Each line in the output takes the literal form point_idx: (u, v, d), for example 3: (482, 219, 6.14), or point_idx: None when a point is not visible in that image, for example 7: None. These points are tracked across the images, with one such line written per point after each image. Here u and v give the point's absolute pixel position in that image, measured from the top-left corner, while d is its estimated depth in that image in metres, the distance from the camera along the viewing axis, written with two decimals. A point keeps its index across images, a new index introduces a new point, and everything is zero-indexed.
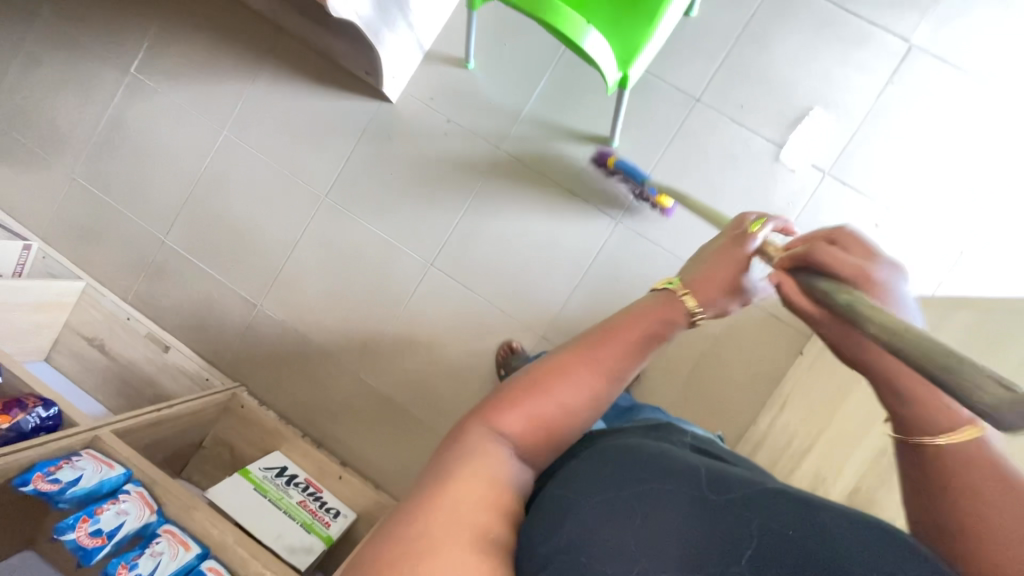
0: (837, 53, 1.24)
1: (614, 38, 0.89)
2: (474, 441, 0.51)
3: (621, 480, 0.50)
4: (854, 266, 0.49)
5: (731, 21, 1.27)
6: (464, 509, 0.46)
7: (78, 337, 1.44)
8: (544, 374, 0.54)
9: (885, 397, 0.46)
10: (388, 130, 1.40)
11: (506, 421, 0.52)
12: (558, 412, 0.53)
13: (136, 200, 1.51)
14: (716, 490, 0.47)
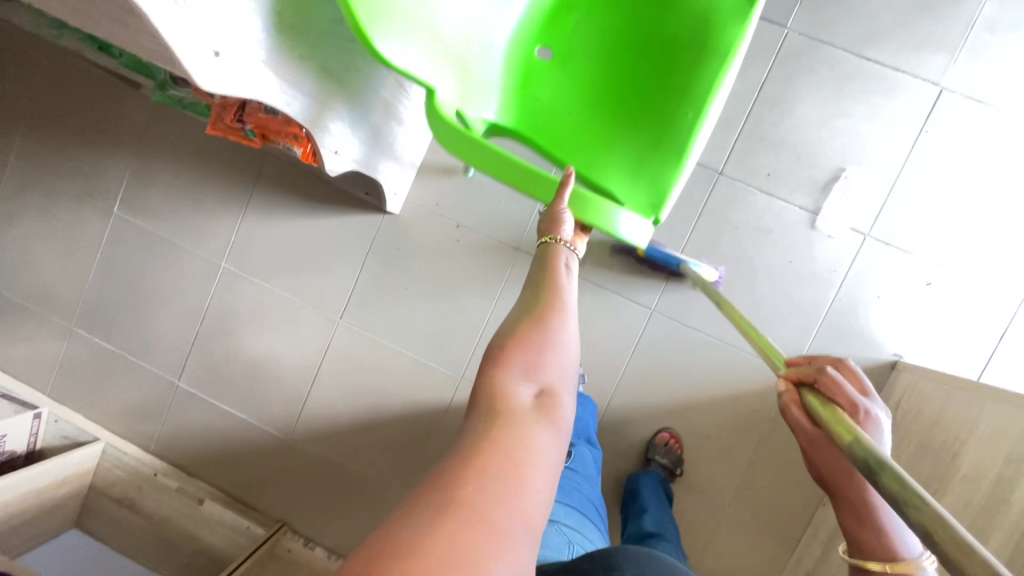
0: (862, 107, 1.16)
1: (638, 182, 0.84)
2: (488, 392, 0.46)
3: None
4: (856, 399, 0.53)
5: (744, 86, 1.19)
6: (500, 455, 0.40)
7: (107, 499, 1.39)
8: (519, 314, 0.54)
9: (848, 520, 0.51)
10: (396, 243, 1.33)
11: (511, 365, 0.48)
12: (551, 345, 0.51)
13: (142, 346, 1.44)
14: None
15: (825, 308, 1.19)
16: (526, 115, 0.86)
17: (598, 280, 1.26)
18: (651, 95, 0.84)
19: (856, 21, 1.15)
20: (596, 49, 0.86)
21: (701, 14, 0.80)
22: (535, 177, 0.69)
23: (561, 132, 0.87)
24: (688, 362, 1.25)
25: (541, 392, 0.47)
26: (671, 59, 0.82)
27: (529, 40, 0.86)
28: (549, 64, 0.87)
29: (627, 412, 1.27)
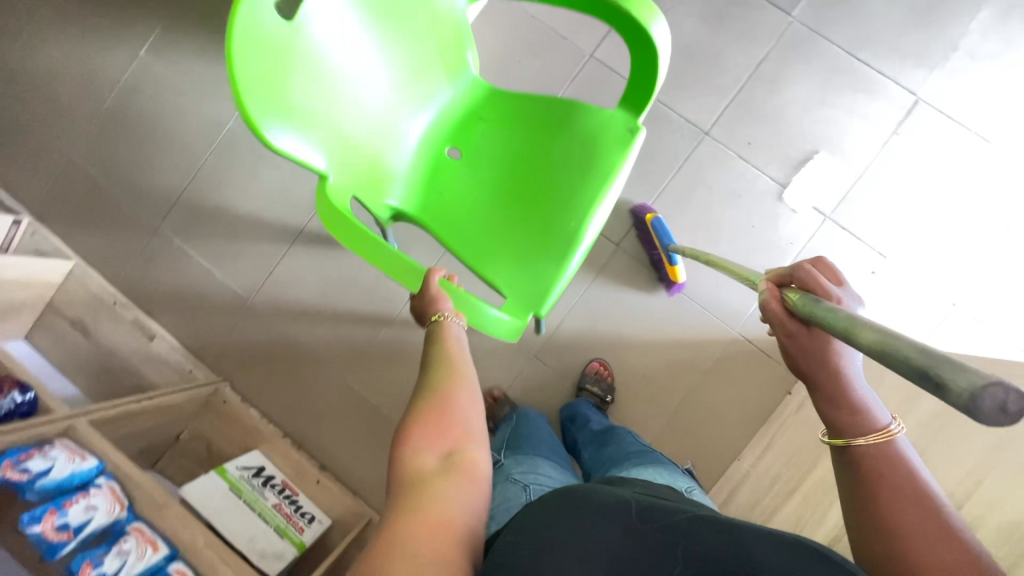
0: (844, 100, 1.26)
1: (523, 278, 0.89)
2: (400, 471, 0.55)
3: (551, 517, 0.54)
4: (835, 292, 0.55)
5: (743, 61, 1.29)
6: (421, 520, 0.49)
7: (62, 319, 1.42)
8: (426, 388, 0.64)
9: (826, 408, 0.57)
10: None
11: (422, 438, 0.58)
12: (454, 408, 0.61)
13: (133, 185, 1.48)
14: (644, 519, 0.54)
15: None
16: (425, 206, 0.93)
17: None
18: (542, 203, 0.91)
19: (854, 23, 1.26)
20: (495, 160, 0.94)
21: (586, 137, 0.91)
22: (400, 267, 0.74)
23: (456, 222, 0.92)
24: (640, 302, 1.31)
25: (442, 453, 0.57)
26: (560, 174, 0.92)
27: (436, 143, 0.95)
28: (452, 164, 0.95)
29: (574, 338, 1.33)
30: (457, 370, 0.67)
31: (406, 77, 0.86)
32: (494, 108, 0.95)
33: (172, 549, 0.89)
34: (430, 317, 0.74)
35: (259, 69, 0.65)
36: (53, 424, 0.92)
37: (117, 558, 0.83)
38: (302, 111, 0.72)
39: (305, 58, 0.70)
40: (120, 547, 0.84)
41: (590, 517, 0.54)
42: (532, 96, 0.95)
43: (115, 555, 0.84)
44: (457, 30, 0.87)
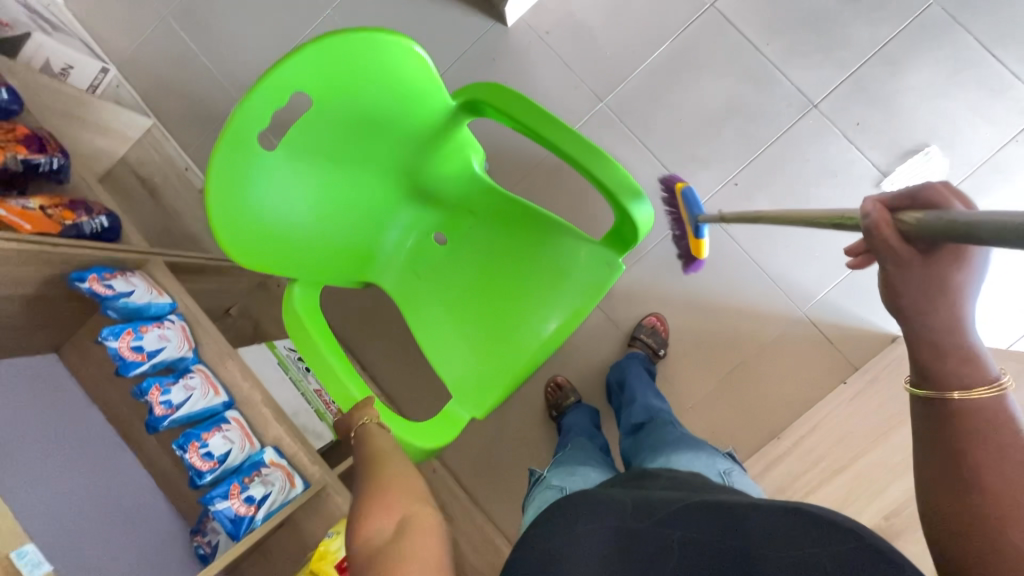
0: (968, 96, 1.20)
1: (472, 380, 0.90)
2: (359, 557, 0.55)
3: (554, 521, 0.61)
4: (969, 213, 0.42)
5: (870, 37, 1.23)
6: None
7: (133, 175, 1.42)
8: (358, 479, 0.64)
9: (927, 356, 0.46)
10: (493, 52, 1.35)
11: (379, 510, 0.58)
12: (390, 478, 0.62)
13: (217, 53, 1.44)
14: (638, 517, 0.59)
15: None
16: (400, 290, 0.95)
17: (664, 159, 1.30)
18: (505, 322, 0.90)
19: (998, 16, 1.19)
20: (472, 258, 0.93)
21: (564, 262, 0.90)
22: (332, 371, 0.80)
23: (423, 308, 0.94)
24: (712, 266, 1.28)
25: (391, 529, 0.56)
26: (527, 294, 0.90)
27: (423, 229, 0.94)
28: (435, 252, 0.95)
29: (636, 289, 1.31)
30: (382, 454, 0.67)
31: (391, 175, 0.86)
32: (483, 204, 0.92)
33: (230, 398, 0.90)
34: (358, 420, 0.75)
35: (231, 188, 0.71)
36: (133, 254, 0.92)
37: (183, 391, 0.83)
38: (268, 209, 0.76)
39: (281, 175, 0.75)
40: (187, 382, 0.85)
41: (602, 512, 0.60)
42: (525, 206, 0.91)
43: (182, 387, 0.84)
44: (453, 136, 0.84)
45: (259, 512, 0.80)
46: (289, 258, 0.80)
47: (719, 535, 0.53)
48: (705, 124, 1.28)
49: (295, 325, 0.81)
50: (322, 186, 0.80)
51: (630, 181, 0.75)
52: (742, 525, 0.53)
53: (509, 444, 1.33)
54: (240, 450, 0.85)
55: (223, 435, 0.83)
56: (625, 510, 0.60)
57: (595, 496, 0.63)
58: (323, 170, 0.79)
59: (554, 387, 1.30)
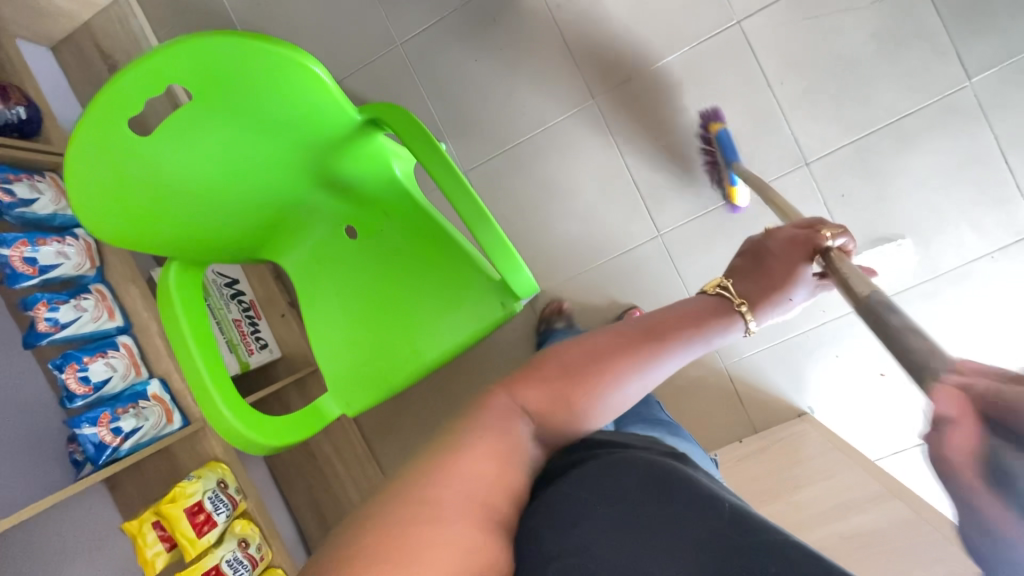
0: (962, 196, 1.13)
1: (350, 379, 0.95)
2: (482, 409, 0.51)
3: (625, 503, 0.45)
4: None
5: (889, 104, 1.13)
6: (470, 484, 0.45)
7: (91, 45, 1.31)
8: (596, 330, 0.57)
9: None
10: (496, 12, 1.23)
11: (530, 389, 0.53)
12: (601, 380, 0.53)
13: None
14: (743, 532, 0.43)
15: (792, 333, 1.21)
16: (300, 275, 0.95)
17: (638, 176, 1.23)
18: (392, 329, 0.94)
19: None
20: (375, 261, 0.94)
21: (463, 290, 0.91)
22: (195, 373, 0.78)
23: (321, 298, 0.96)
24: (653, 297, 1.26)
25: (551, 403, 0.52)
26: (420, 312, 0.93)
27: (331, 222, 0.93)
28: (341, 246, 0.94)
29: (574, 299, 1.30)
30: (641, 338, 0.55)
31: (303, 168, 0.82)
32: (393, 213, 0.91)
33: (126, 324, 0.92)
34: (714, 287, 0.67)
35: (112, 172, 0.68)
36: (43, 155, 0.88)
37: (73, 310, 0.84)
38: (152, 194, 0.72)
39: (171, 165, 0.71)
40: (78, 303, 0.85)
41: (625, 495, 0.46)
42: (434, 224, 0.91)
43: (71, 307, 0.84)
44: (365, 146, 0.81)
45: (125, 443, 0.83)
46: (175, 243, 0.77)
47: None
48: (693, 152, 1.21)
49: (166, 316, 0.79)
50: (218, 174, 0.76)
51: (508, 249, 0.76)
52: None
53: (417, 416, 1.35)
54: (122, 378, 0.87)
55: (105, 362, 0.86)
56: (723, 514, 0.44)
57: (614, 464, 0.48)
58: (221, 157, 0.74)
59: (554, 309, 1.27)
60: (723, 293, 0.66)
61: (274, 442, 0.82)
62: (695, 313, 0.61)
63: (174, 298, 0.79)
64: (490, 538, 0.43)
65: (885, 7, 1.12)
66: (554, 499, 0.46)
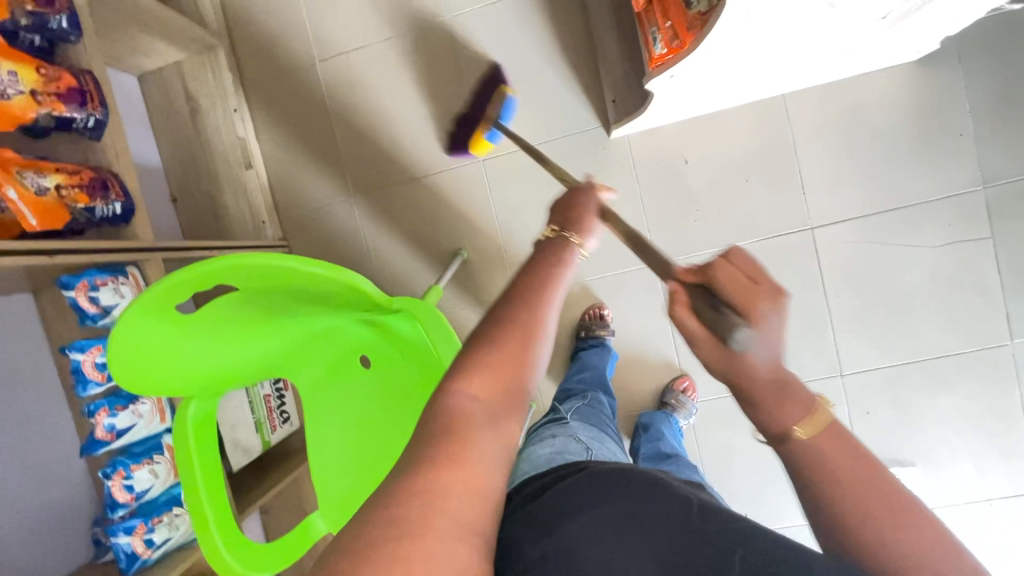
0: (979, 443, 1.19)
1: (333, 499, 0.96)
2: (443, 411, 0.51)
3: (603, 502, 0.56)
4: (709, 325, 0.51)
5: (935, 341, 1.18)
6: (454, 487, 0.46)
7: (180, 88, 1.32)
8: (492, 306, 0.58)
9: None
10: (583, 155, 1.25)
11: (473, 379, 0.52)
12: (506, 344, 0.54)
13: (317, 5, 1.31)
14: (708, 521, 0.52)
15: (785, 523, 1.28)
16: (309, 394, 0.96)
17: (680, 345, 1.27)
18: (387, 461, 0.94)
19: None
20: (382, 394, 0.95)
21: None
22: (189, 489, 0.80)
23: (323, 414, 0.96)
24: None
25: (492, 377, 0.52)
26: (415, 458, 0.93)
27: (346, 348, 0.96)
28: (352, 371, 0.96)
29: None
30: (533, 299, 0.57)
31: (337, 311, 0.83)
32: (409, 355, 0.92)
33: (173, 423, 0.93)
34: (544, 231, 0.65)
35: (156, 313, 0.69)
36: (128, 254, 0.88)
37: (130, 417, 0.85)
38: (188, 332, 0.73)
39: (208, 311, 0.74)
40: (136, 408, 0.86)
41: (604, 504, 0.55)
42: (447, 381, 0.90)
43: (130, 414, 0.85)
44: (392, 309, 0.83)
45: (154, 554, 0.86)
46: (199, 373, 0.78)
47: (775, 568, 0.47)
48: None
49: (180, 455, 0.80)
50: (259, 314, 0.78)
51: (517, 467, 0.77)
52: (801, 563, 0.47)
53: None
54: (162, 483, 0.89)
55: (150, 469, 0.87)
56: (691, 508, 0.54)
57: (598, 477, 0.59)
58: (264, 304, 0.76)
59: (595, 313, 1.28)
60: (558, 233, 0.64)
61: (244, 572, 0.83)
62: (541, 258, 0.61)
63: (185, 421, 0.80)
64: (476, 545, 0.44)
65: (954, 253, 1.15)
66: (538, 515, 0.57)
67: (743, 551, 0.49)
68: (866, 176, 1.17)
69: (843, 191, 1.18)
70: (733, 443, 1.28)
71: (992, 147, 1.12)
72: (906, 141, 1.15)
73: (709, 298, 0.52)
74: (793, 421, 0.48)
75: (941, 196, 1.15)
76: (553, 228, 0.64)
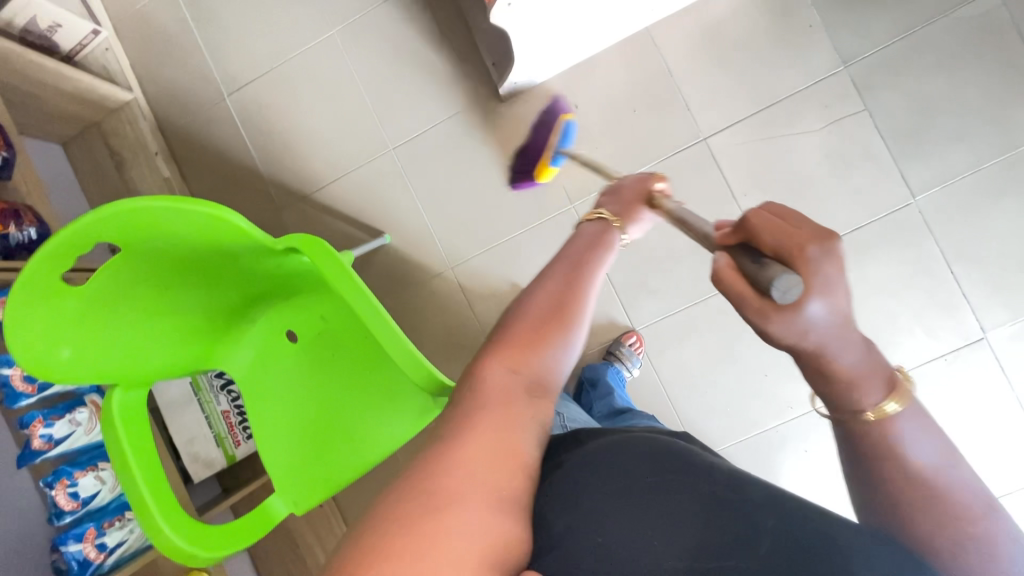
0: (916, 303, 1.22)
1: (290, 476, 0.96)
2: (480, 388, 0.54)
3: (629, 474, 0.56)
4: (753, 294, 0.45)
5: (846, 216, 1.23)
6: (484, 459, 0.49)
7: (102, 145, 1.40)
8: (532, 283, 0.64)
9: None
10: (483, 122, 1.34)
11: (512, 350, 0.57)
12: (539, 313, 0.60)
13: (219, 47, 1.43)
14: (731, 491, 0.53)
15: (761, 429, 1.28)
16: (244, 381, 1.00)
17: (614, 277, 1.31)
18: (331, 421, 0.96)
19: (970, 237, 1.20)
20: (313, 361, 0.98)
21: (388, 390, 0.92)
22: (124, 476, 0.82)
23: (263, 397, 0.99)
24: (632, 393, 1.31)
25: (531, 347, 0.58)
26: (354, 409, 0.95)
27: (268, 329, 1.00)
28: (280, 349, 1.00)
29: None
30: (573, 277, 0.64)
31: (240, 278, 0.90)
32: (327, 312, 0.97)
33: None
34: (582, 217, 0.75)
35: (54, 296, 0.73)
36: None
37: (67, 426, 0.87)
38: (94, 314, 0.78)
39: (109, 290, 0.78)
40: (72, 417, 0.87)
41: (630, 475, 0.55)
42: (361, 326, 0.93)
43: (66, 423, 0.86)
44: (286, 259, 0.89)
45: (108, 559, 0.86)
46: (116, 355, 0.82)
47: (806, 535, 0.49)
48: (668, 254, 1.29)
49: (110, 443, 0.83)
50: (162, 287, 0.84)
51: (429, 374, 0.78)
52: (834, 539, 0.48)
53: (375, 470, 1.31)
54: (110, 490, 0.90)
55: (95, 475, 0.88)
56: (717, 478, 0.55)
57: (621, 450, 0.59)
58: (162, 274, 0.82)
59: None
60: (599, 217, 0.74)
61: (194, 549, 0.82)
62: (588, 240, 0.70)
63: (114, 411, 0.83)
64: (511, 514, 0.47)
65: (837, 130, 1.23)
66: (557, 489, 0.56)
67: (769, 516, 0.50)
68: (739, 80, 1.25)
69: (724, 99, 1.26)
70: (688, 361, 1.29)
71: (840, 29, 1.22)
72: (767, 42, 1.24)
73: (752, 254, 0.46)
74: (883, 395, 0.47)
75: (812, 82, 1.23)
76: (595, 213, 0.75)
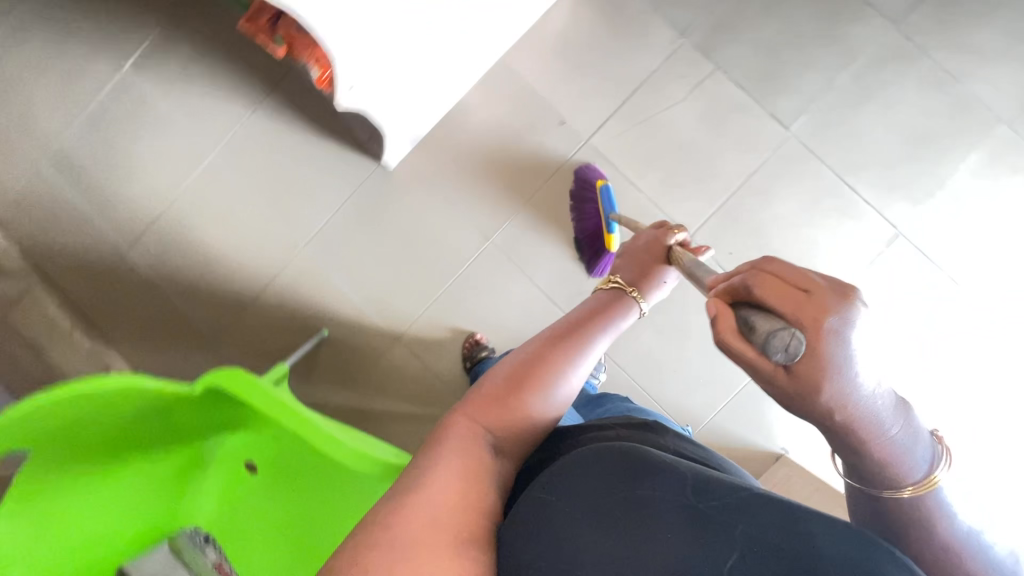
0: (828, 222, 1.27)
1: None
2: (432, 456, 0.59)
3: (598, 488, 0.55)
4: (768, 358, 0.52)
5: (738, 166, 1.29)
6: (423, 524, 0.52)
7: (18, 340, 1.39)
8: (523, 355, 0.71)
9: None
10: (381, 193, 1.36)
11: (480, 420, 0.63)
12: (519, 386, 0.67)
13: (103, 205, 1.41)
14: (704, 500, 0.52)
15: (738, 387, 1.30)
16: (216, 522, 0.98)
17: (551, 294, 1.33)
18: (303, 545, 0.93)
19: (851, 148, 1.27)
20: (276, 487, 0.96)
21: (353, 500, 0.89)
22: None
23: (238, 533, 0.98)
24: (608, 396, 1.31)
25: (503, 421, 0.64)
26: (324, 527, 0.92)
27: (225, 466, 0.98)
28: (243, 481, 0.98)
29: None
30: (555, 349, 0.71)
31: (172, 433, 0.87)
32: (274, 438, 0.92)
33: None
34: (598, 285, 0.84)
35: None
36: None
37: None
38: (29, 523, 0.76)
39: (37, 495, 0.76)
40: None
41: (597, 486, 0.55)
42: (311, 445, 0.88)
43: None
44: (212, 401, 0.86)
45: None
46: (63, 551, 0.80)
47: (780, 538, 0.48)
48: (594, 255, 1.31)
49: None
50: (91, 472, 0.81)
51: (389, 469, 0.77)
52: (803, 531, 0.48)
53: None
54: None
55: None
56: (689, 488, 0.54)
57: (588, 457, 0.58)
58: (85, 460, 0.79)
59: (472, 343, 1.34)
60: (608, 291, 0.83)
61: None
62: (590, 315, 0.78)
63: None
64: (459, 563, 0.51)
65: (700, 94, 1.29)
66: (523, 514, 0.55)
67: (743, 523, 0.50)
68: (598, 79, 1.32)
69: (591, 100, 1.32)
70: (648, 348, 1.31)
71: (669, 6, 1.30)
72: (611, 37, 1.31)
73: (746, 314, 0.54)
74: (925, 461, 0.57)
75: (663, 59, 1.30)
76: (607, 283, 0.85)
